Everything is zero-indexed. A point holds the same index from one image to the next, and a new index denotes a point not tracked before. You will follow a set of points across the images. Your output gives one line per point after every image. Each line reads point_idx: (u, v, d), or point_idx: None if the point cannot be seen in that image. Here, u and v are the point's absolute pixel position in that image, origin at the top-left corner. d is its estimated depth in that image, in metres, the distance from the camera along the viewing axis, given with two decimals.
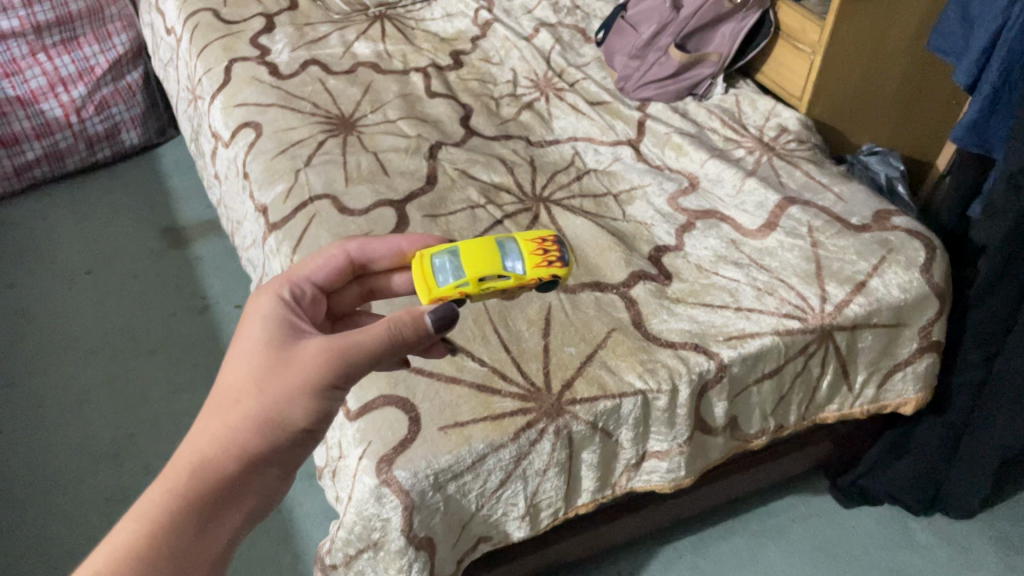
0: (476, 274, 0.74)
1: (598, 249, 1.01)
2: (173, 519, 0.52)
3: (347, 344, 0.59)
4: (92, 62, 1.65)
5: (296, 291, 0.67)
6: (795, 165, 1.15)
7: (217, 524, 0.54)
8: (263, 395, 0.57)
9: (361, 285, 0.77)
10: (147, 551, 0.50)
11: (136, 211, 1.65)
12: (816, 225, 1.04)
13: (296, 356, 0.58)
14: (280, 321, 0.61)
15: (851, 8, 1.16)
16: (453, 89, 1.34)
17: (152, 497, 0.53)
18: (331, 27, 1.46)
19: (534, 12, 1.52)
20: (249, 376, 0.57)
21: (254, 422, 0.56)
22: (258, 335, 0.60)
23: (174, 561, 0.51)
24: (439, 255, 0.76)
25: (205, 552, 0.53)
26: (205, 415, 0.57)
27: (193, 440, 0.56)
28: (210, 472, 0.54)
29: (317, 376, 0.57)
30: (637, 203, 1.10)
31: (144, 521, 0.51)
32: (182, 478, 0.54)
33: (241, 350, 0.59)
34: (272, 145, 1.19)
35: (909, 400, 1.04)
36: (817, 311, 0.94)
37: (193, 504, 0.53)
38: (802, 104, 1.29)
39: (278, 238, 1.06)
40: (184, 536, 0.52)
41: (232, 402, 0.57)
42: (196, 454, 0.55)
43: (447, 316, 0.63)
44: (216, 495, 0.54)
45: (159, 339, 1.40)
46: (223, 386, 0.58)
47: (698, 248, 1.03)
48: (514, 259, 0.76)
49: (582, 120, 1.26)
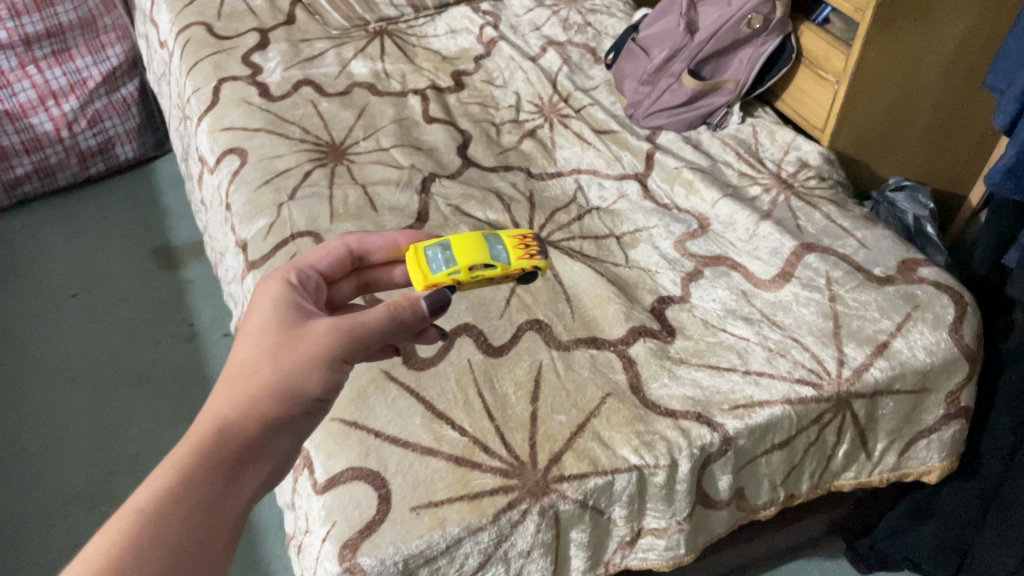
0: (466, 262, 0.74)
1: (597, 299, 0.94)
2: (198, 477, 0.48)
3: (353, 322, 0.59)
4: (84, 75, 1.59)
5: (302, 278, 0.66)
6: (815, 206, 1.07)
7: (239, 487, 0.50)
8: (280, 363, 0.55)
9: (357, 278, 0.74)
10: (174, 506, 0.46)
11: (129, 228, 1.59)
12: (835, 277, 0.96)
13: (306, 331, 0.57)
14: (286, 302, 0.60)
15: (879, 35, 1.08)
16: (453, 113, 1.26)
17: (171, 457, 0.49)
18: (329, 44, 1.39)
19: (542, 28, 1.45)
20: (262, 349, 0.56)
21: (273, 389, 0.54)
22: (268, 314, 0.59)
23: (201, 518, 0.46)
24: (429, 246, 0.76)
25: (228, 514, 0.48)
26: (218, 386, 0.54)
27: (207, 411, 0.53)
28: (231, 435, 0.51)
29: (328, 348, 0.57)
30: (641, 246, 1.02)
31: (167, 479, 0.47)
32: (201, 440, 0.50)
33: (250, 329, 0.58)
34: (256, 174, 1.12)
35: (933, 468, 0.95)
36: (833, 376, 0.86)
37: (217, 462, 0.49)
38: (824, 137, 1.20)
39: (257, 279, 1.00)
40: (208, 494, 0.47)
41: (248, 371, 0.54)
42: (213, 421, 0.52)
43: (444, 300, 0.64)
44: (241, 454, 0.51)
45: (144, 368, 1.34)
46: (234, 361, 0.56)
47: (706, 300, 0.94)
48: (499, 250, 0.77)
49: (587, 150, 1.18)
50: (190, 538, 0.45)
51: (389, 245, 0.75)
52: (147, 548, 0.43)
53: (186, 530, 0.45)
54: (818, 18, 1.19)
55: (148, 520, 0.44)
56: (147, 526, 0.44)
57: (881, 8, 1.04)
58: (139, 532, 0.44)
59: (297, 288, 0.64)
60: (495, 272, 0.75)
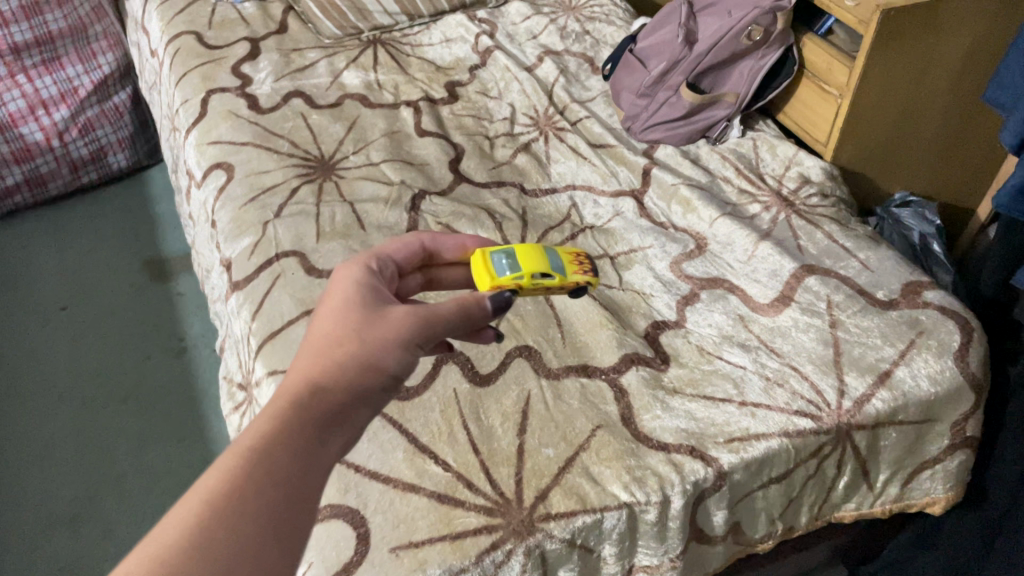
0: (530, 269, 0.72)
1: (588, 324, 0.91)
2: (286, 441, 0.47)
3: (432, 308, 0.57)
4: (75, 83, 1.56)
5: (382, 265, 0.64)
6: (816, 225, 1.04)
7: (325, 455, 0.49)
8: (363, 339, 0.54)
9: (424, 276, 0.73)
10: (263, 470, 0.45)
11: (120, 240, 1.57)
12: (836, 301, 0.93)
13: (387, 312, 0.56)
14: (370, 284, 0.59)
15: (883, 48, 1.04)
16: (446, 126, 1.23)
17: (257, 424, 0.48)
18: (320, 53, 1.36)
19: (539, 37, 1.42)
20: (345, 326, 0.55)
21: (356, 365, 0.53)
22: (351, 293, 0.58)
23: (290, 482, 0.46)
24: (490, 251, 0.74)
25: (315, 481, 0.47)
26: (301, 360, 0.53)
27: (292, 379, 0.52)
28: (318, 404, 0.50)
29: (409, 329, 0.56)
30: (636, 268, 0.99)
31: (257, 443, 0.46)
32: (290, 407, 0.49)
33: (333, 307, 0.57)
34: (242, 191, 1.09)
35: (937, 499, 0.92)
36: (833, 407, 0.83)
37: (305, 427, 0.48)
38: (827, 151, 1.16)
39: (240, 300, 0.97)
40: (297, 459, 0.47)
41: (333, 344, 0.54)
42: (300, 388, 0.51)
43: (509, 299, 0.63)
44: (325, 420, 0.50)
45: (132, 384, 1.31)
46: (318, 335, 0.55)
47: (702, 325, 0.91)
48: (557, 260, 0.76)
49: (582, 166, 1.15)
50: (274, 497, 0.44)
51: (459, 246, 0.74)
52: (238, 508, 0.43)
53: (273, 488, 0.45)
54: (821, 28, 1.15)
55: (235, 477, 0.44)
56: (236, 485, 0.44)
57: (885, 22, 1.01)
58: (230, 493, 0.43)
59: (377, 273, 0.63)
60: (555, 282, 0.73)
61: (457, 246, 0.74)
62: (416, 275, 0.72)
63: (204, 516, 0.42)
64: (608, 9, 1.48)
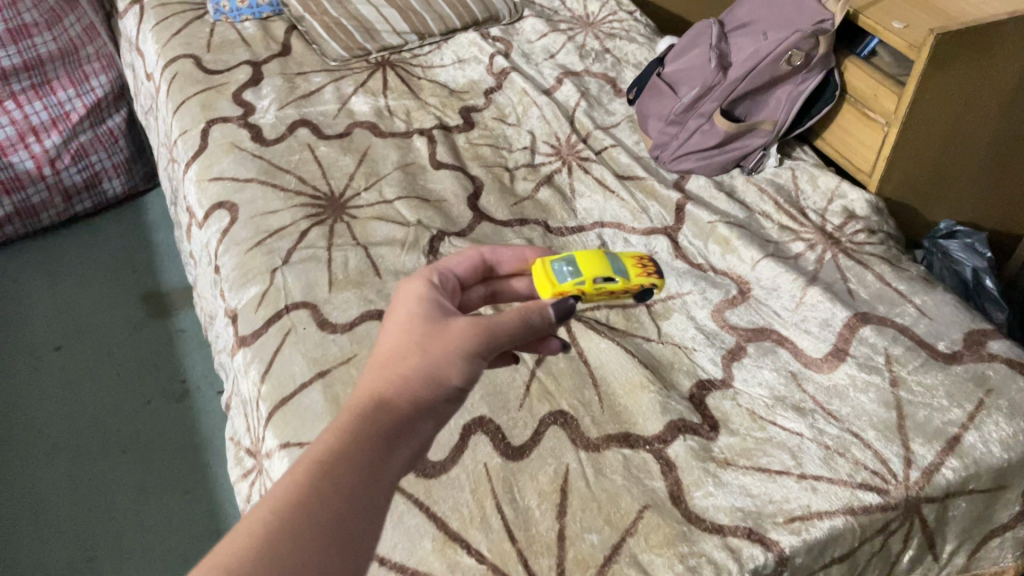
0: (592, 272, 0.68)
1: (628, 385, 0.83)
2: (351, 455, 0.46)
3: (493, 318, 0.55)
4: (67, 108, 1.48)
5: (443, 280, 0.63)
6: (866, 265, 0.96)
7: (390, 469, 0.48)
8: (425, 353, 0.53)
9: (487, 289, 0.71)
10: (327, 483, 0.45)
11: (117, 272, 1.49)
12: (895, 354, 0.86)
13: (448, 324, 0.55)
14: (433, 297, 0.58)
15: (935, 74, 0.97)
16: (462, 157, 1.16)
17: (322, 438, 0.47)
18: (326, 77, 1.28)
19: (557, 56, 1.34)
20: (408, 338, 0.54)
21: (418, 379, 0.52)
22: (414, 307, 0.57)
23: (353, 495, 0.45)
24: (549, 258, 0.70)
25: (378, 496, 0.46)
26: (366, 373, 0.53)
27: (357, 393, 0.52)
28: (382, 418, 0.49)
29: (471, 340, 0.53)
30: (675, 317, 0.91)
31: (321, 457, 0.46)
32: (354, 421, 0.49)
33: (396, 321, 0.56)
34: (247, 234, 1.02)
35: (1006, 568, 0.85)
36: (900, 479, 0.76)
37: (368, 440, 0.48)
38: (872, 182, 1.08)
39: (247, 358, 0.90)
40: (361, 473, 0.46)
41: (395, 359, 0.53)
42: (364, 402, 0.50)
43: (572, 306, 0.60)
44: (388, 436, 0.49)
45: (132, 431, 1.24)
46: (382, 349, 0.54)
47: (751, 385, 0.84)
48: (619, 262, 0.71)
49: (610, 200, 1.08)
50: (337, 513, 0.44)
51: (519, 258, 0.70)
52: (302, 522, 0.43)
53: (336, 503, 0.44)
54: (862, 51, 1.08)
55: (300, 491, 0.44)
56: (299, 501, 0.43)
57: (938, 46, 0.93)
58: (294, 508, 0.43)
59: (438, 287, 0.61)
60: (620, 286, 0.69)
61: (516, 258, 0.70)
62: (479, 288, 0.70)
63: (267, 531, 0.42)
64: (628, 26, 1.40)
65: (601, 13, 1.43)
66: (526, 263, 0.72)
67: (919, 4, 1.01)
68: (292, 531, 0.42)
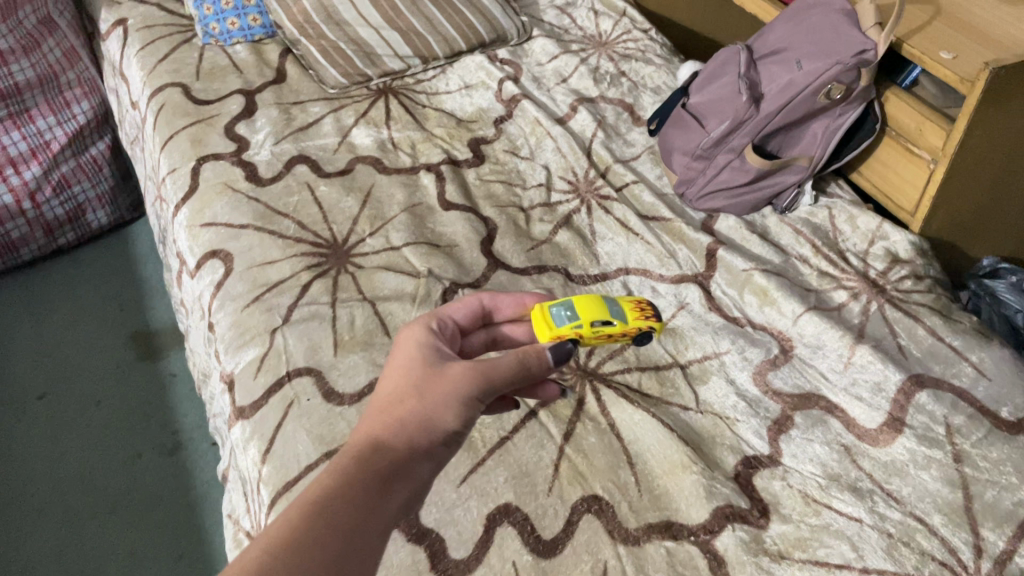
0: (589, 316, 0.67)
1: (667, 464, 0.75)
2: (347, 500, 0.49)
3: (488, 362, 0.57)
4: (47, 137, 1.39)
5: (442, 325, 0.64)
6: (916, 318, 0.89)
7: (384, 511, 0.50)
8: (421, 398, 0.55)
9: (488, 333, 0.71)
10: (322, 521, 0.47)
11: (103, 311, 1.41)
12: (956, 424, 0.78)
13: (444, 369, 0.57)
14: (432, 345, 0.60)
15: (988, 111, 0.88)
16: (473, 196, 1.08)
17: (320, 482, 0.50)
18: (325, 107, 1.20)
19: (570, 80, 1.27)
20: (404, 384, 0.56)
21: (414, 424, 0.54)
22: (412, 353, 0.59)
23: (350, 530, 0.47)
24: (549, 302, 0.69)
25: (371, 539, 0.48)
26: (366, 419, 0.55)
27: (358, 437, 0.54)
28: (377, 464, 0.52)
29: (464, 386, 0.56)
30: (713, 381, 0.84)
31: (318, 498, 0.48)
32: (350, 466, 0.51)
33: (395, 369, 0.58)
34: (244, 288, 0.94)
35: None
36: (971, 572, 0.68)
37: (366, 481, 0.50)
38: (915, 222, 1.01)
39: (246, 432, 0.82)
40: (354, 517, 0.48)
41: (393, 404, 0.55)
42: (363, 446, 0.53)
43: (569, 349, 0.62)
44: (385, 476, 0.51)
45: (121, 490, 1.16)
46: (382, 395, 0.57)
47: (802, 461, 0.76)
48: (616, 305, 0.70)
49: (634, 243, 1.00)
50: (332, 545, 0.46)
51: (518, 302, 0.72)
52: (300, 552, 0.45)
53: (333, 534, 0.47)
54: (905, 81, 1.00)
55: (299, 522, 0.47)
56: (300, 531, 0.46)
57: (993, 82, 0.85)
58: (287, 548, 0.45)
59: (437, 333, 0.63)
60: (618, 329, 0.68)
61: (516, 303, 0.72)
62: (479, 333, 0.71)
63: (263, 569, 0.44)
64: (643, 45, 1.33)
65: (614, 32, 1.36)
66: (526, 309, 0.72)
67: (975, 36, 0.94)
68: (291, 557, 0.45)
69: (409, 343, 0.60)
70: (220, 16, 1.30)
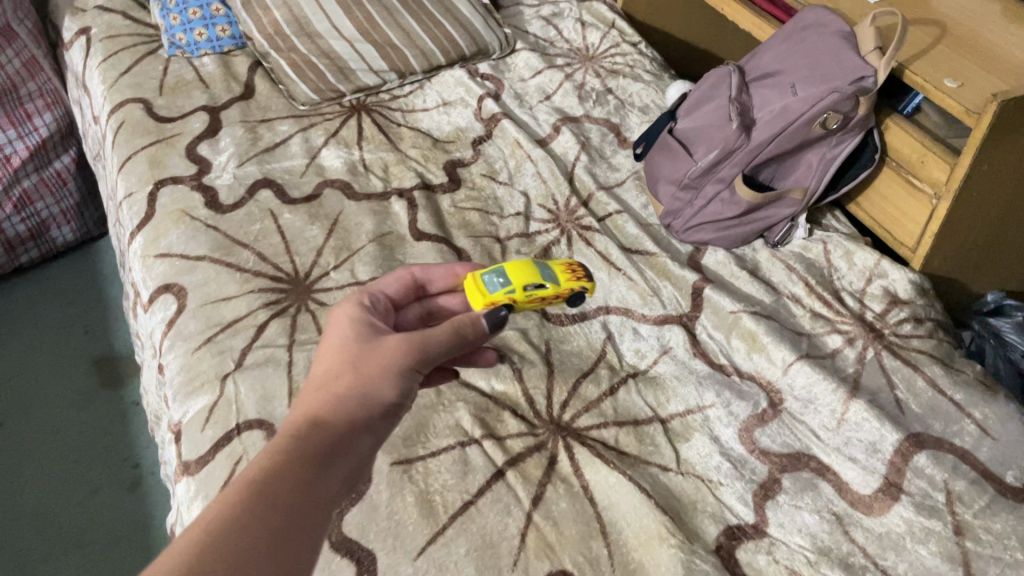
0: (521, 280, 0.68)
1: (643, 534, 0.69)
2: (293, 470, 0.47)
3: (422, 333, 0.56)
4: (7, 151, 1.32)
5: (374, 302, 0.62)
6: (917, 368, 0.83)
7: (332, 480, 0.48)
8: (360, 372, 0.53)
9: (421, 306, 0.69)
10: (270, 492, 0.45)
11: (66, 334, 1.34)
12: (957, 491, 0.72)
13: (379, 342, 0.55)
14: (364, 322, 0.58)
15: (996, 145, 0.82)
16: (447, 224, 1.02)
17: (261, 457, 0.47)
18: (294, 125, 1.14)
19: (553, 98, 1.21)
20: (341, 360, 0.54)
21: (354, 397, 0.52)
22: (345, 329, 0.57)
23: (300, 500, 0.45)
24: (481, 271, 0.70)
25: (321, 507, 0.46)
26: (304, 396, 0.53)
27: (297, 414, 0.52)
28: (319, 435, 0.49)
29: (400, 356, 0.54)
30: (695, 439, 0.78)
31: (262, 470, 0.46)
32: (293, 439, 0.49)
33: (330, 346, 0.56)
34: (196, 327, 0.87)
35: None
36: None
37: (311, 452, 0.48)
38: (916, 258, 0.95)
39: (190, 489, 0.75)
40: (302, 486, 0.46)
41: (332, 379, 0.53)
42: (303, 421, 0.51)
43: (504, 315, 0.60)
44: (330, 448, 0.49)
45: (77, 529, 1.10)
46: (317, 373, 0.55)
47: (790, 531, 0.70)
48: (546, 269, 0.72)
49: (616, 279, 0.94)
50: (284, 515, 0.44)
51: (452, 273, 0.69)
52: (252, 522, 0.42)
53: (283, 503, 0.44)
54: (907, 108, 0.94)
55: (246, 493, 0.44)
56: (248, 501, 0.43)
57: (1002, 114, 0.78)
58: (236, 520, 0.42)
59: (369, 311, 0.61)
60: (550, 291, 0.70)
61: (449, 274, 0.69)
62: (412, 307, 0.68)
63: (214, 537, 0.41)
64: (632, 60, 1.26)
65: (602, 46, 1.29)
66: (459, 279, 0.70)
67: (983, 62, 0.88)
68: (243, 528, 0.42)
69: (341, 320, 0.58)
70: (186, 26, 1.24)
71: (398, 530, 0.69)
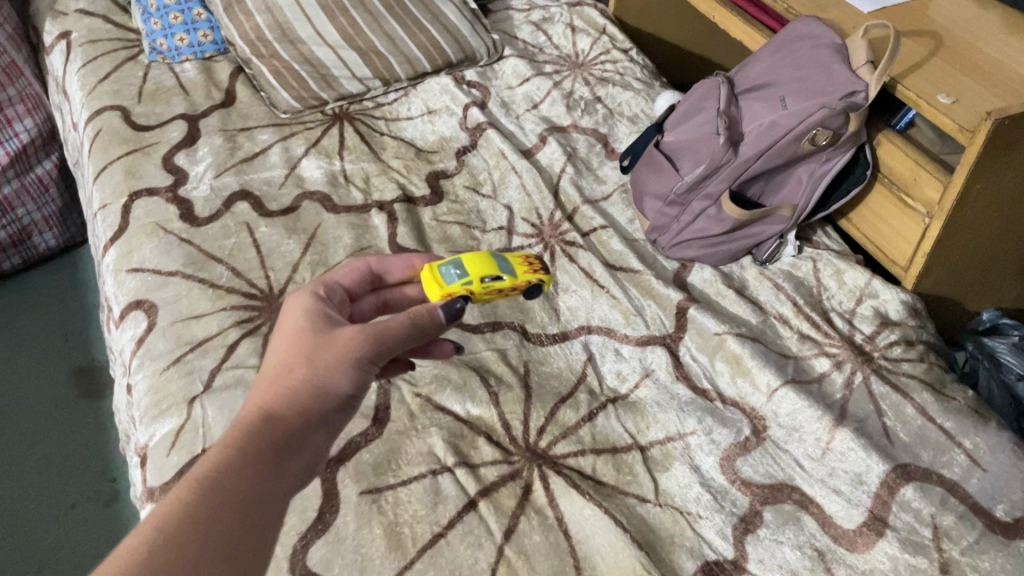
0: (479, 272, 0.66)
1: (618, 571, 0.67)
2: (241, 468, 0.44)
3: (381, 324, 0.53)
4: None
5: (330, 293, 0.59)
6: (907, 394, 0.80)
7: (281, 479, 0.46)
8: (314, 364, 0.51)
9: (376, 298, 0.66)
10: (216, 493, 0.42)
11: (46, 343, 1.32)
12: (945, 527, 0.70)
13: (335, 333, 0.53)
14: (319, 311, 0.55)
15: (990, 164, 0.79)
16: (427, 238, 0.99)
17: (210, 454, 0.45)
18: (274, 134, 1.11)
19: (540, 107, 1.18)
20: (294, 351, 0.51)
21: (306, 391, 0.50)
22: (298, 319, 0.54)
23: (249, 501, 0.43)
24: (437, 262, 0.67)
25: (269, 507, 0.44)
26: (255, 389, 0.50)
27: (247, 407, 0.49)
28: (270, 431, 0.47)
29: (357, 348, 0.52)
30: (674, 468, 0.75)
31: (208, 469, 0.43)
32: (241, 435, 0.46)
33: (283, 336, 0.53)
34: (166, 346, 0.85)
35: None
36: None
37: (261, 449, 0.46)
38: (908, 277, 0.92)
39: None
40: (249, 485, 0.44)
41: (283, 372, 0.51)
42: (253, 416, 0.48)
43: (462, 306, 0.58)
44: (280, 445, 0.47)
45: (51, 545, 1.07)
46: (269, 363, 0.52)
47: (770, 567, 0.68)
48: (503, 261, 0.70)
49: (598, 298, 0.91)
50: (232, 518, 0.42)
51: (408, 265, 0.67)
52: (197, 526, 0.40)
53: (230, 504, 0.42)
54: (899, 124, 0.91)
55: (192, 494, 0.41)
56: (194, 502, 0.41)
57: (996, 133, 0.76)
58: (179, 524, 0.40)
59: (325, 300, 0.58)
60: (507, 283, 0.68)
61: (405, 265, 0.67)
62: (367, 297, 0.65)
63: (158, 542, 0.39)
64: (622, 67, 1.24)
65: (592, 52, 1.27)
66: (416, 271, 0.68)
67: (978, 76, 0.85)
68: (188, 531, 0.40)
69: (295, 309, 0.55)
70: (167, 31, 1.21)
71: (363, 564, 0.66)
